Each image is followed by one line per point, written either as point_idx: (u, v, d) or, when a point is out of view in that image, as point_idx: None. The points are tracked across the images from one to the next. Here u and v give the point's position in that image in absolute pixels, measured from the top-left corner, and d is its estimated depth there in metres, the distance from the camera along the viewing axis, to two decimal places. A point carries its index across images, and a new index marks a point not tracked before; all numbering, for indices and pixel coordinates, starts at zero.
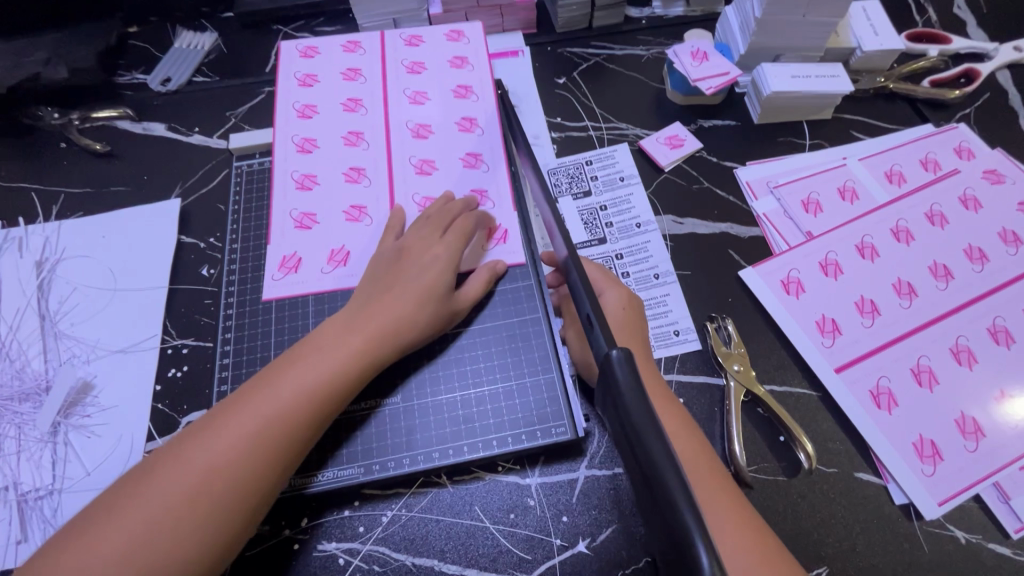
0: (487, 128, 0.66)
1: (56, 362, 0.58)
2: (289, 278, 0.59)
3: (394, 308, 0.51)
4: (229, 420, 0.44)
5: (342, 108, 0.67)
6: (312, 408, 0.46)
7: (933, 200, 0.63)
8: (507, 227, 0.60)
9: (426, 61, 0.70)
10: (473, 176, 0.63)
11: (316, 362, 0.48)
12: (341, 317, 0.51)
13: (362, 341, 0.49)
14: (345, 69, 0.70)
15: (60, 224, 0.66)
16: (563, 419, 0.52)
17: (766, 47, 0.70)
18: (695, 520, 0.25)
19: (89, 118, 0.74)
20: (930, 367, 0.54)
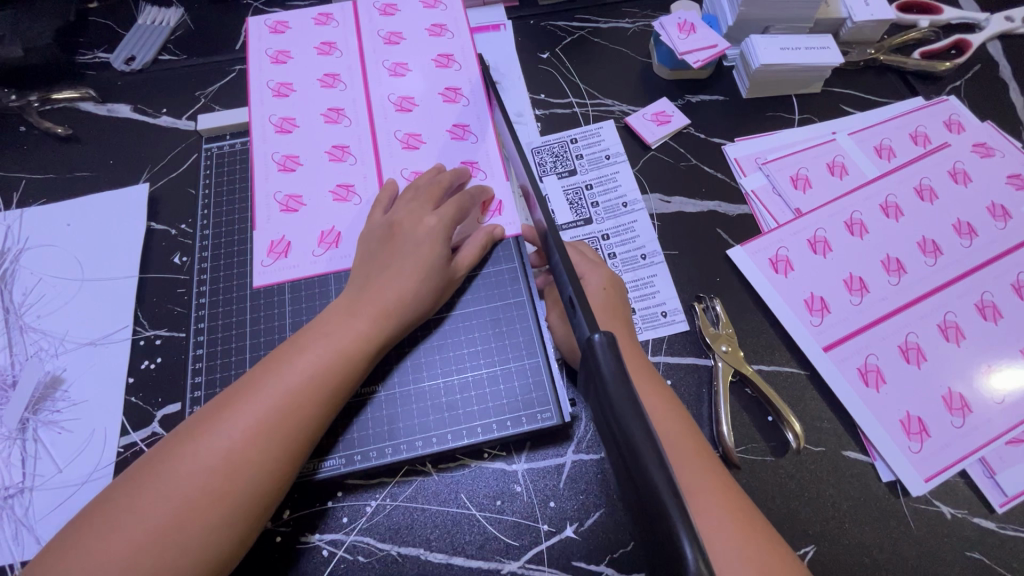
0: (473, 97, 0.64)
1: (22, 356, 0.56)
2: (280, 263, 0.56)
3: (395, 288, 0.49)
4: (232, 414, 0.42)
5: (317, 85, 0.64)
6: (320, 398, 0.44)
7: (922, 174, 0.62)
8: (503, 197, 0.59)
9: (403, 30, 0.67)
10: (461, 148, 0.61)
11: (320, 350, 0.46)
12: (340, 303, 0.49)
13: (367, 326, 0.47)
14: (319, 43, 0.67)
15: (22, 212, 0.63)
16: (548, 405, 0.51)
17: (755, 18, 0.67)
18: (679, 510, 0.25)
19: (50, 99, 0.70)
20: (918, 344, 0.54)
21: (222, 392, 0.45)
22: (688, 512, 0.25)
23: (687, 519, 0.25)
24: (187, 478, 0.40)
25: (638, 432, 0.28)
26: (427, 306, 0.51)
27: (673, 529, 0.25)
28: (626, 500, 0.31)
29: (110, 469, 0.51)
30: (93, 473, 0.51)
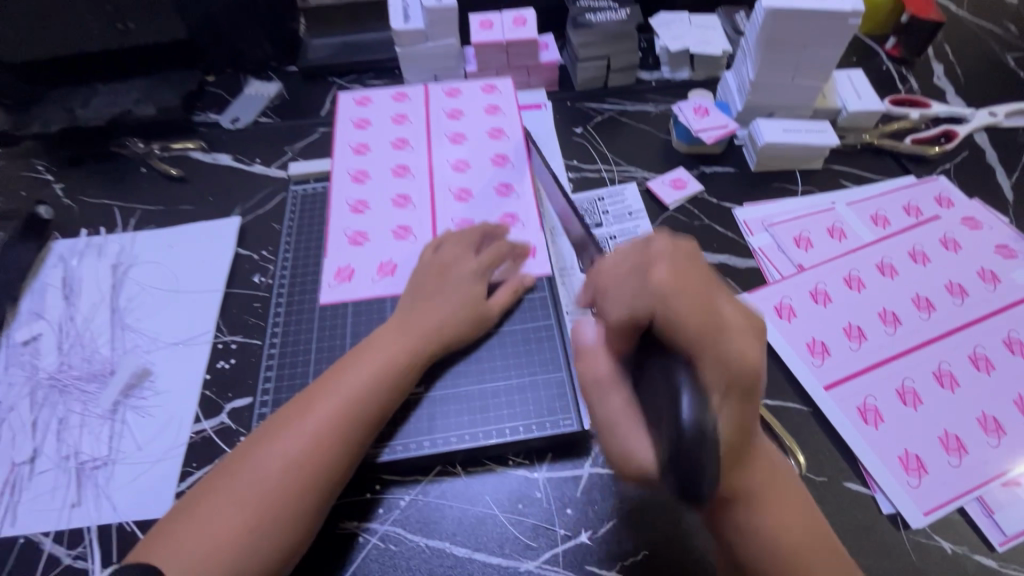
0: (518, 163, 0.75)
1: (120, 350, 0.65)
2: (343, 286, 0.66)
3: (440, 315, 0.58)
4: (304, 415, 0.51)
5: (388, 147, 0.77)
6: (375, 405, 0.52)
7: (915, 241, 0.70)
8: (535, 244, 0.68)
9: (464, 109, 0.81)
10: (506, 203, 0.72)
11: (375, 362, 0.54)
12: (390, 325, 0.58)
13: (415, 345, 0.56)
14: (394, 115, 0.81)
15: (135, 235, 0.76)
16: (570, 414, 0.57)
17: (760, 104, 0.79)
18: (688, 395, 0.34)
19: (168, 148, 0.86)
20: (914, 388, 0.58)
21: (290, 403, 0.53)
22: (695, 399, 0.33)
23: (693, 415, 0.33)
24: (268, 470, 0.47)
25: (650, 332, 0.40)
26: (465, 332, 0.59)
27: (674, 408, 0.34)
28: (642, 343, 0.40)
29: (182, 450, 0.58)
30: (168, 453, 0.58)
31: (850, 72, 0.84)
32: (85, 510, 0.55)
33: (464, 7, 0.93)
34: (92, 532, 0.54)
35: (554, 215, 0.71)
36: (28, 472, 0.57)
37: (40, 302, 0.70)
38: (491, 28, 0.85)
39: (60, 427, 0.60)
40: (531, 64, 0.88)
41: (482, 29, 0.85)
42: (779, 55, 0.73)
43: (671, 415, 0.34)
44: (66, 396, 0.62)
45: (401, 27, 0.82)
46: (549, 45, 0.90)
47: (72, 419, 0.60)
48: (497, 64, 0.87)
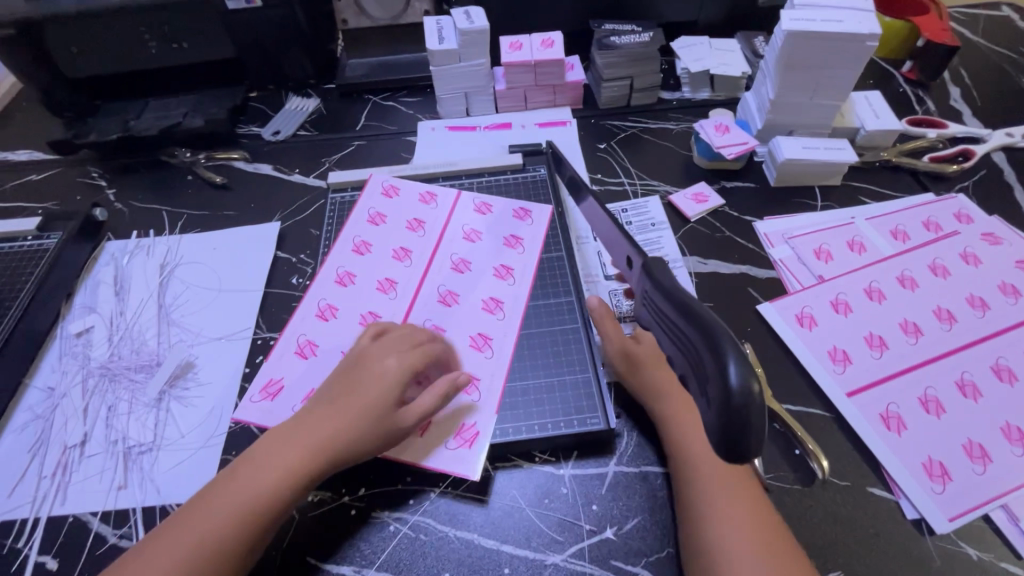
0: (521, 279, 0.69)
1: (166, 343, 0.69)
2: (296, 364, 0.64)
3: (337, 430, 0.51)
4: (205, 509, 0.48)
5: (419, 202, 0.78)
6: (248, 529, 0.48)
7: (935, 255, 0.71)
8: (489, 335, 0.64)
9: (493, 204, 0.77)
10: (487, 321, 0.65)
11: (280, 459, 0.50)
12: (286, 428, 0.52)
13: (302, 458, 0.50)
14: (423, 194, 0.79)
15: (181, 237, 0.80)
16: (596, 412, 0.59)
17: (780, 123, 0.82)
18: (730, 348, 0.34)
19: (213, 158, 0.91)
20: (937, 397, 0.59)
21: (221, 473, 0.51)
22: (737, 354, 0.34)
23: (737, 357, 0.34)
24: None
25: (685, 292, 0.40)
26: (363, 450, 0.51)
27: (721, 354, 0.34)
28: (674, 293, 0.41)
29: (222, 439, 0.61)
30: (209, 440, 0.61)
31: (867, 93, 0.87)
32: (131, 492, 0.57)
33: (494, 30, 0.98)
34: (136, 512, 0.56)
35: (583, 225, 0.76)
36: (78, 455, 0.60)
37: (92, 297, 0.74)
38: (520, 49, 0.90)
39: (109, 413, 0.63)
40: (557, 84, 0.93)
41: (512, 50, 0.89)
42: (799, 75, 0.76)
43: (717, 379, 0.34)
44: (115, 385, 0.65)
45: (435, 47, 0.87)
46: (575, 66, 0.94)
47: (121, 406, 0.64)
48: (525, 83, 0.92)
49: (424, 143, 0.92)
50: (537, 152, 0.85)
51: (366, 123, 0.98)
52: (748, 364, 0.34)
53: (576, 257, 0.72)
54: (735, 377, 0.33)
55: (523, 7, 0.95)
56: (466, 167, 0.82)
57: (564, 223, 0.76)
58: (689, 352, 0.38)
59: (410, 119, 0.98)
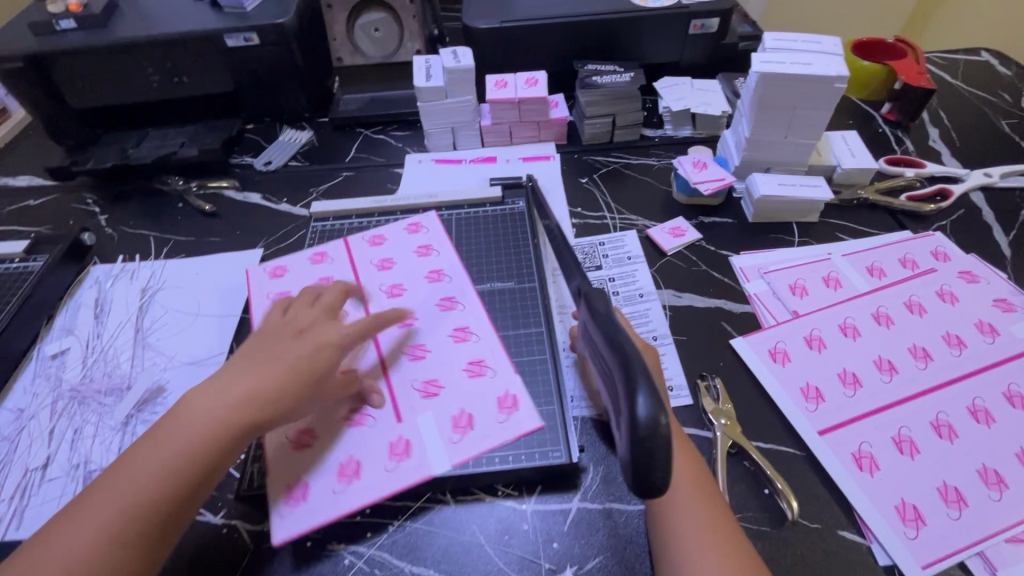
0: (453, 275, 0.73)
1: (139, 366, 0.69)
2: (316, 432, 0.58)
3: (265, 385, 0.52)
4: (141, 463, 0.48)
5: (341, 254, 0.77)
6: (187, 484, 0.48)
7: (911, 292, 0.71)
8: (518, 396, 0.60)
9: (384, 234, 0.79)
10: (454, 316, 0.68)
11: (211, 404, 0.50)
12: (210, 387, 0.52)
13: (230, 410, 0.50)
14: (313, 254, 0.77)
15: (166, 263, 0.82)
16: (559, 445, 0.57)
17: (757, 160, 0.83)
18: (646, 384, 0.37)
19: (205, 187, 0.93)
20: (911, 437, 0.58)
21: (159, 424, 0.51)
22: (651, 390, 0.36)
23: (651, 392, 0.36)
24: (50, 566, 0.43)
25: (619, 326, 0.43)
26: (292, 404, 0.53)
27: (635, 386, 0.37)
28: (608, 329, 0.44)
29: None
30: None
31: (844, 132, 0.89)
32: None
33: (482, 70, 1.01)
34: None
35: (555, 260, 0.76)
36: (39, 478, 0.60)
37: (72, 320, 0.75)
38: (505, 87, 0.92)
39: (74, 436, 0.63)
40: (541, 120, 0.95)
41: (497, 88, 0.92)
42: (772, 115, 0.78)
43: (628, 412, 0.36)
44: (84, 408, 0.65)
45: (422, 84, 0.89)
46: (559, 103, 0.97)
47: (87, 429, 0.64)
48: (510, 119, 0.95)
49: (410, 176, 0.95)
50: (517, 185, 0.87)
51: (355, 155, 1.01)
52: (660, 398, 0.37)
53: (547, 288, 0.72)
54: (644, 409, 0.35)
55: (510, 48, 0.98)
56: (447, 199, 0.84)
57: (540, 254, 0.77)
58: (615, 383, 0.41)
59: (399, 151, 1.01)
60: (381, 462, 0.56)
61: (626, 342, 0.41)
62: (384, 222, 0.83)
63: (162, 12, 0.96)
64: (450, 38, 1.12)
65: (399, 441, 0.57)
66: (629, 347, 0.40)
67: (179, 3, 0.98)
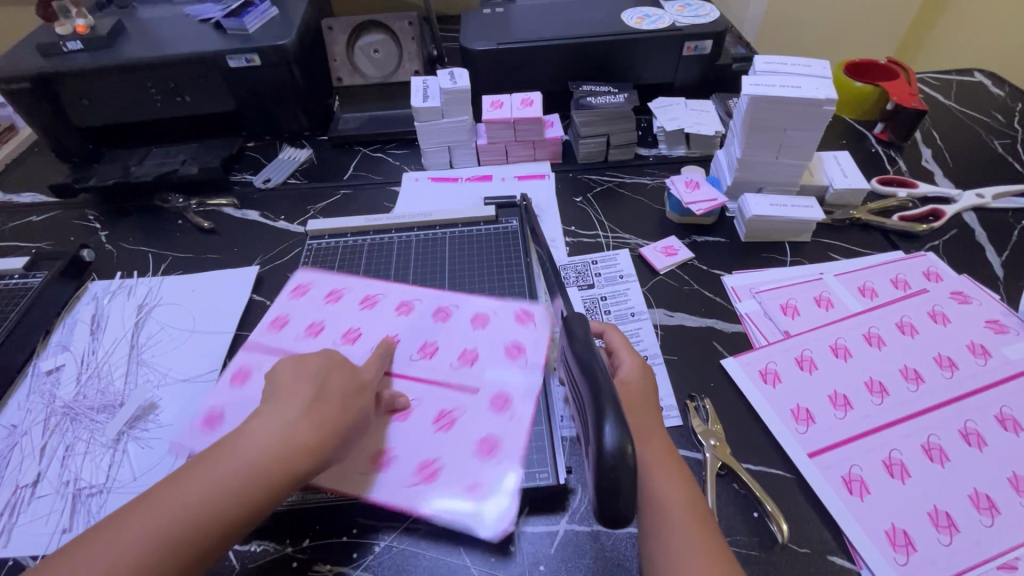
0: (421, 292, 0.75)
1: (133, 383, 0.70)
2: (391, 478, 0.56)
3: (331, 428, 0.50)
4: (187, 490, 0.45)
5: (293, 298, 0.75)
6: (236, 517, 0.45)
7: (903, 312, 0.71)
8: (523, 343, 0.66)
9: (335, 288, 0.76)
10: (451, 319, 0.70)
11: (273, 434, 0.48)
12: (272, 417, 0.49)
13: (300, 449, 0.48)
14: (270, 327, 0.72)
15: (163, 279, 0.83)
16: (547, 466, 0.57)
17: (748, 180, 0.84)
18: (614, 412, 0.38)
19: (204, 204, 0.95)
20: (901, 460, 0.57)
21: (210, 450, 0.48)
22: (619, 419, 0.38)
23: (619, 420, 0.38)
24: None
25: (592, 354, 0.45)
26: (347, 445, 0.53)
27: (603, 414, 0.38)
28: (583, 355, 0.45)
29: None
30: None
31: (836, 153, 0.89)
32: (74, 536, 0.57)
33: (479, 90, 1.03)
34: None
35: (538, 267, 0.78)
36: (29, 496, 0.60)
37: (68, 336, 0.76)
38: (500, 107, 0.94)
39: (66, 453, 0.63)
40: (537, 140, 0.96)
41: (493, 108, 0.94)
42: (763, 136, 0.78)
43: (596, 440, 0.38)
44: (76, 424, 0.66)
45: (419, 104, 0.91)
46: (554, 123, 0.99)
47: (78, 446, 0.64)
48: (505, 138, 0.96)
49: (406, 194, 0.96)
50: (511, 204, 0.88)
51: (353, 173, 1.02)
52: (626, 427, 0.38)
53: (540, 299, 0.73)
54: (610, 437, 0.37)
55: (507, 69, 1.00)
56: (441, 217, 0.85)
57: (528, 264, 0.78)
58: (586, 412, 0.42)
59: (396, 169, 1.03)
60: (446, 486, 0.55)
61: (595, 372, 0.42)
62: (377, 241, 0.84)
63: (167, 34, 0.99)
64: (448, 59, 1.15)
65: (448, 462, 0.56)
66: (600, 377, 0.41)
67: (183, 25, 1.01)
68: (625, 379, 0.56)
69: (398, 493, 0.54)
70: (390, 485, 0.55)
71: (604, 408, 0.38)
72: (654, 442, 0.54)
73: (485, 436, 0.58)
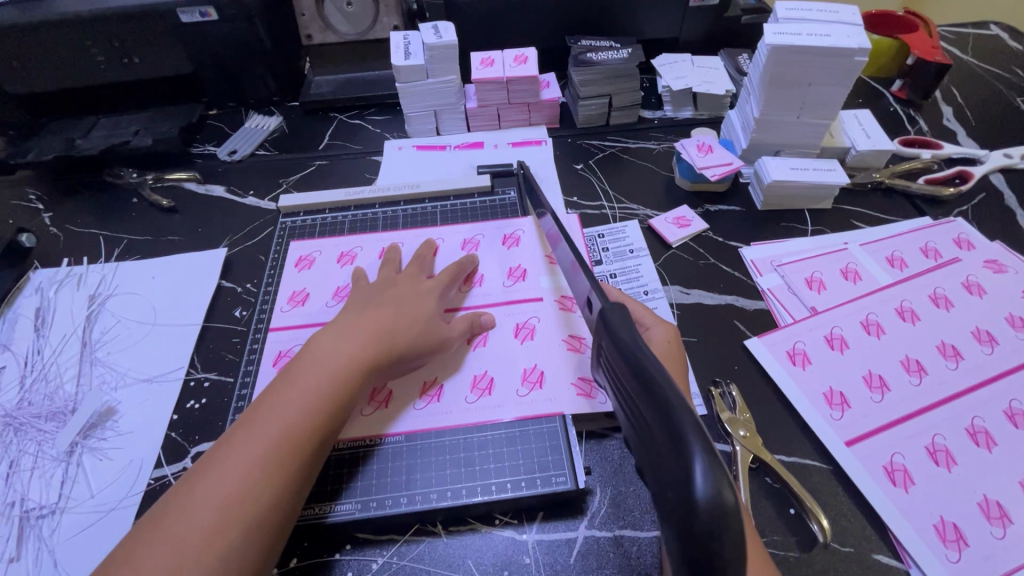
0: (445, 231, 0.72)
1: (86, 386, 0.62)
2: (484, 400, 0.55)
3: (388, 325, 0.54)
4: (281, 400, 0.47)
5: (301, 271, 0.69)
6: (331, 414, 0.48)
7: (936, 283, 0.65)
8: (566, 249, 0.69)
9: (353, 249, 0.71)
10: (488, 248, 0.69)
11: (347, 341, 0.51)
12: (327, 330, 0.53)
13: (362, 345, 0.51)
14: (291, 297, 0.67)
15: (118, 265, 0.74)
16: (564, 469, 0.51)
17: (766, 142, 0.77)
18: (698, 439, 0.28)
19: (162, 179, 0.85)
20: (946, 446, 0.53)
21: (283, 370, 0.50)
22: (709, 451, 0.28)
23: (705, 449, 0.28)
24: (203, 513, 0.40)
25: (644, 352, 0.35)
26: (423, 353, 0.55)
27: (689, 450, 0.28)
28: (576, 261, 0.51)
29: (137, 499, 0.53)
30: (121, 501, 0.53)
31: (857, 111, 0.83)
32: (22, 565, 0.49)
33: (466, 48, 0.93)
34: None
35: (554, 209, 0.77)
36: None
37: (9, 333, 0.66)
38: (491, 65, 0.84)
39: (10, 470, 0.55)
40: (531, 102, 0.88)
41: (483, 66, 0.84)
42: (784, 92, 0.71)
43: (682, 481, 0.28)
44: (21, 436, 0.58)
45: (401, 63, 0.81)
46: (551, 83, 0.90)
47: (25, 461, 0.56)
48: (497, 100, 0.87)
49: (389, 164, 0.87)
50: (508, 173, 0.80)
51: (329, 142, 0.92)
52: (718, 457, 0.28)
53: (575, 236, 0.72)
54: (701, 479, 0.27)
55: (496, 23, 0.90)
56: (430, 189, 0.76)
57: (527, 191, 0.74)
58: (648, 432, 0.33)
59: (378, 138, 0.93)
60: (541, 395, 0.55)
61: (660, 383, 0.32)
62: (359, 217, 0.75)
63: None
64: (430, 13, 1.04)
65: (531, 369, 0.57)
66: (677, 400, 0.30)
67: None
68: (650, 341, 0.54)
69: (496, 406, 0.55)
70: (497, 397, 0.55)
71: (682, 434, 0.29)
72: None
73: (569, 335, 0.60)
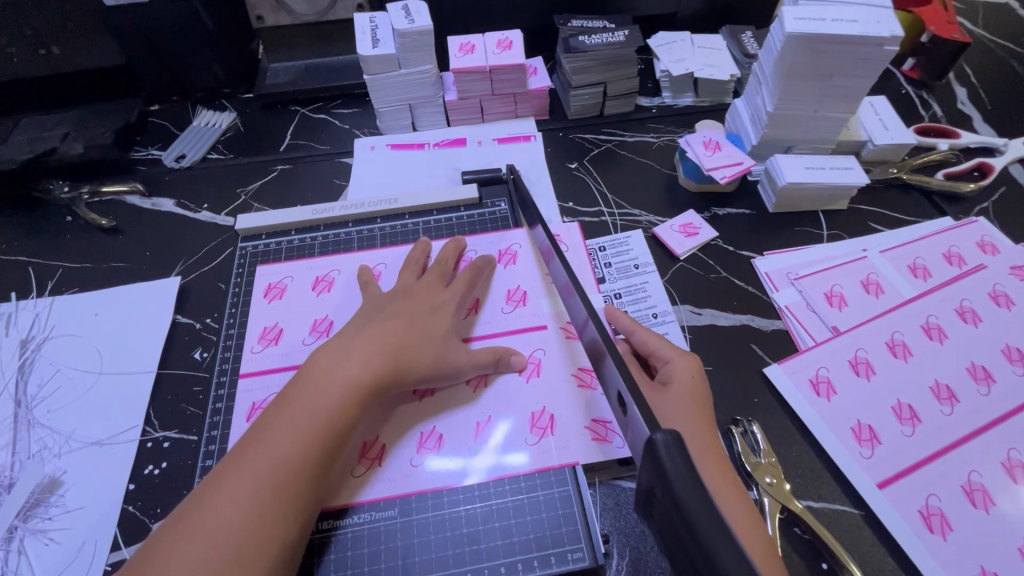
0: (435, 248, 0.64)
1: (24, 454, 0.54)
2: (490, 452, 0.49)
3: (393, 349, 0.48)
4: (279, 429, 0.43)
5: (271, 302, 0.60)
6: (332, 443, 0.43)
7: (963, 295, 0.61)
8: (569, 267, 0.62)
9: (329, 273, 0.63)
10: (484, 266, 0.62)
11: (347, 361, 0.46)
12: (325, 352, 0.47)
13: (366, 364, 0.46)
14: (261, 332, 0.58)
15: (53, 300, 0.64)
16: (580, 542, 0.46)
17: (778, 138, 0.70)
18: None
19: (99, 193, 0.74)
20: (983, 485, 0.49)
21: (285, 390, 0.46)
22: None
23: None
24: (194, 553, 0.37)
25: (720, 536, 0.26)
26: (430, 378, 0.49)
27: None
28: (569, 284, 0.49)
29: None
30: None
31: (872, 100, 0.76)
32: None
33: (442, 30, 0.83)
34: None
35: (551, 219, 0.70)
36: None
37: None
38: (472, 52, 0.75)
39: None
40: (518, 92, 0.78)
41: (462, 53, 0.75)
42: (803, 84, 0.64)
43: None
44: None
45: (369, 52, 0.71)
46: (538, 70, 0.80)
47: None
48: (479, 91, 0.77)
49: (362, 168, 0.77)
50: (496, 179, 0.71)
51: (292, 142, 0.82)
52: None
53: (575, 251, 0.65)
54: None
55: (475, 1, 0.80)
56: (410, 203, 0.68)
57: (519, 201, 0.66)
58: None
59: (346, 135, 0.83)
60: (554, 442, 0.50)
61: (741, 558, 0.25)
62: (331, 236, 0.66)
63: None
64: None
65: (541, 414, 0.51)
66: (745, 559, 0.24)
67: None
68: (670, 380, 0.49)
69: (505, 456, 0.49)
70: (501, 450, 0.49)
71: None
72: (721, 480, 0.44)
73: (579, 368, 0.54)
